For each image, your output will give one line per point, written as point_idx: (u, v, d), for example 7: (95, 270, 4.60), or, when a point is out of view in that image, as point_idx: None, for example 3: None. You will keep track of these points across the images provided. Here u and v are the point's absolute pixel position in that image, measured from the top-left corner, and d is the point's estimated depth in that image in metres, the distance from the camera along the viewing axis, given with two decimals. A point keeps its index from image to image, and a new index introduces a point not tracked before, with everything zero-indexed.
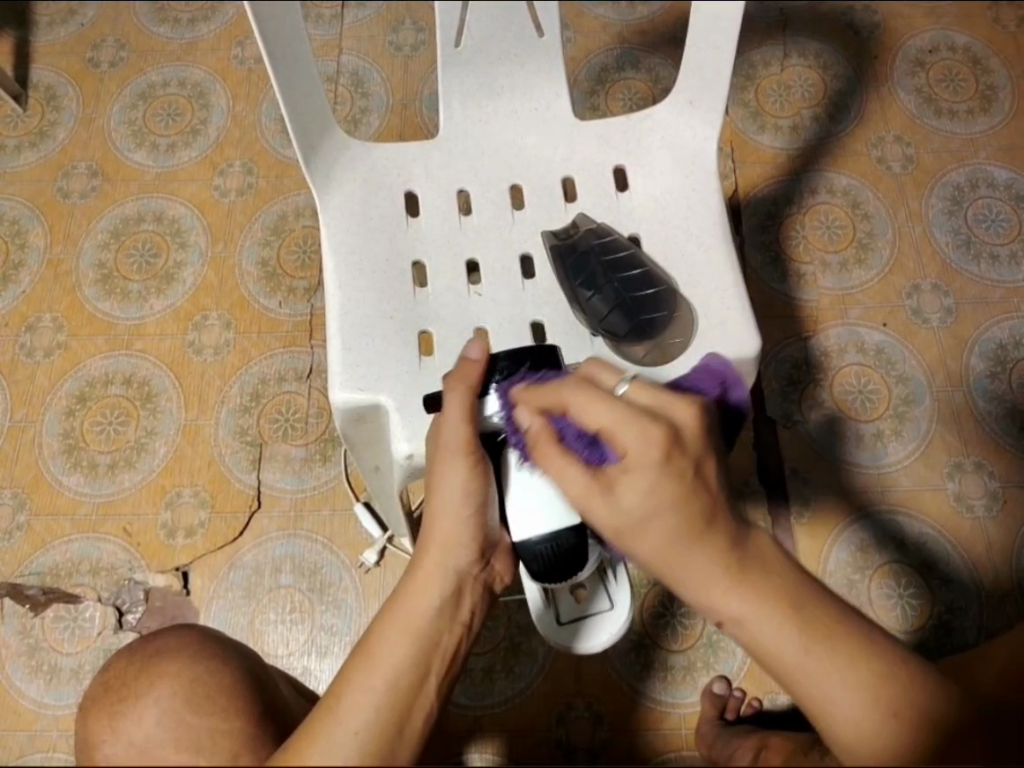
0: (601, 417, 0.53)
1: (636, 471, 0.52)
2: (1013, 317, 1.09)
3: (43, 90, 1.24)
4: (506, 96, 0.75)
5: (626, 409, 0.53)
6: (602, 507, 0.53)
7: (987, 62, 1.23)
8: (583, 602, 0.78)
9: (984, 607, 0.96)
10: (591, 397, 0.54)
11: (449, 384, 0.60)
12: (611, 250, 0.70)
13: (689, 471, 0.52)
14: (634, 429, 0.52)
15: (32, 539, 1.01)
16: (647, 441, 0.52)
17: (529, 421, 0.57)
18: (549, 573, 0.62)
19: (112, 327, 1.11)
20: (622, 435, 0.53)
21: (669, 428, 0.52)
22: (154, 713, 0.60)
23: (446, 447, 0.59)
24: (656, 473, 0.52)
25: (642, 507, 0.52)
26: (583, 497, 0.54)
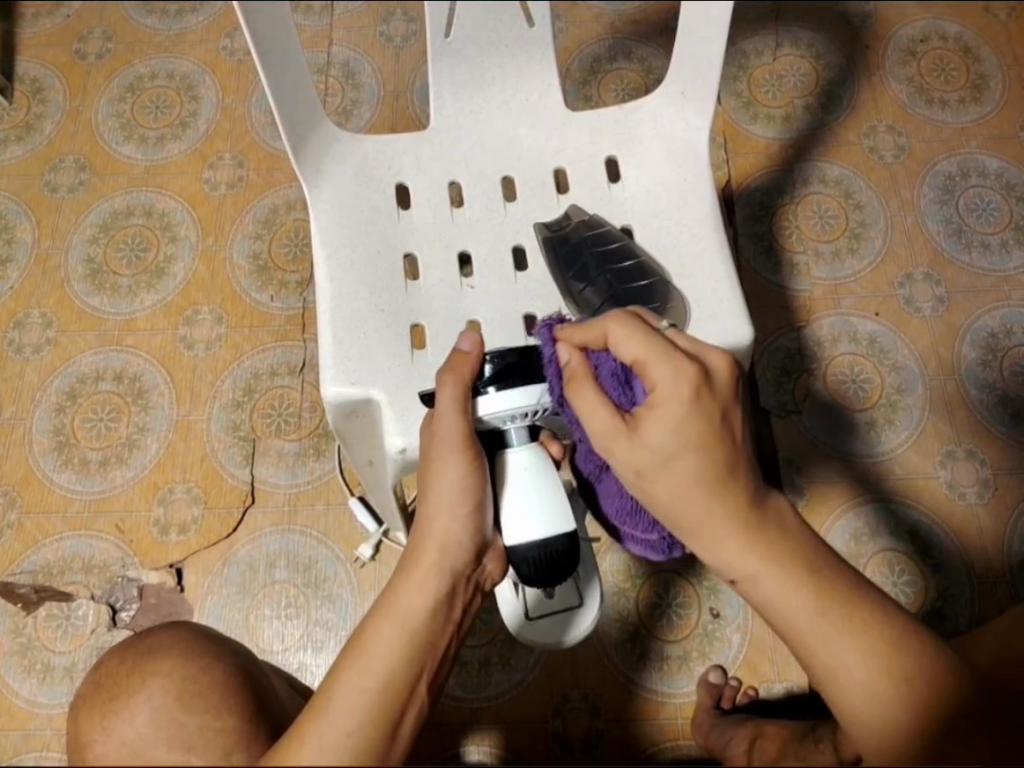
0: (635, 351, 0.54)
1: (663, 408, 0.52)
2: (1004, 305, 1.09)
3: (29, 83, 1.22)
4: (496, 86, 0.75)
5: (661, 343, 0.53)
6: (625, 448, 0.53)
7: (978, 51, 1.23)
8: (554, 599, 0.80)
9: (978, 594, 0.97)
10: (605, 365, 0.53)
11: (441, 378, 0.59)
12: (602, 242, 0.70)
13: (717, 414, 0.53)
14: (665, 362, 0.52)
15: (23, 537, 1.00)
16: (679, 379, 0.52)
17: (568, 355, 0.57)
18: (539, 577, 0.62)
19: (101, 323, 1.10)
20: (654, 371, 0.53)
21: (701, 367, 0.53)
22: (145, 711, 0.60)
23: (444, 444, 0.59)
24: (685, 410, 0.52)
25: (668, 444, 0.52)
26: (608, 435, 0.53)
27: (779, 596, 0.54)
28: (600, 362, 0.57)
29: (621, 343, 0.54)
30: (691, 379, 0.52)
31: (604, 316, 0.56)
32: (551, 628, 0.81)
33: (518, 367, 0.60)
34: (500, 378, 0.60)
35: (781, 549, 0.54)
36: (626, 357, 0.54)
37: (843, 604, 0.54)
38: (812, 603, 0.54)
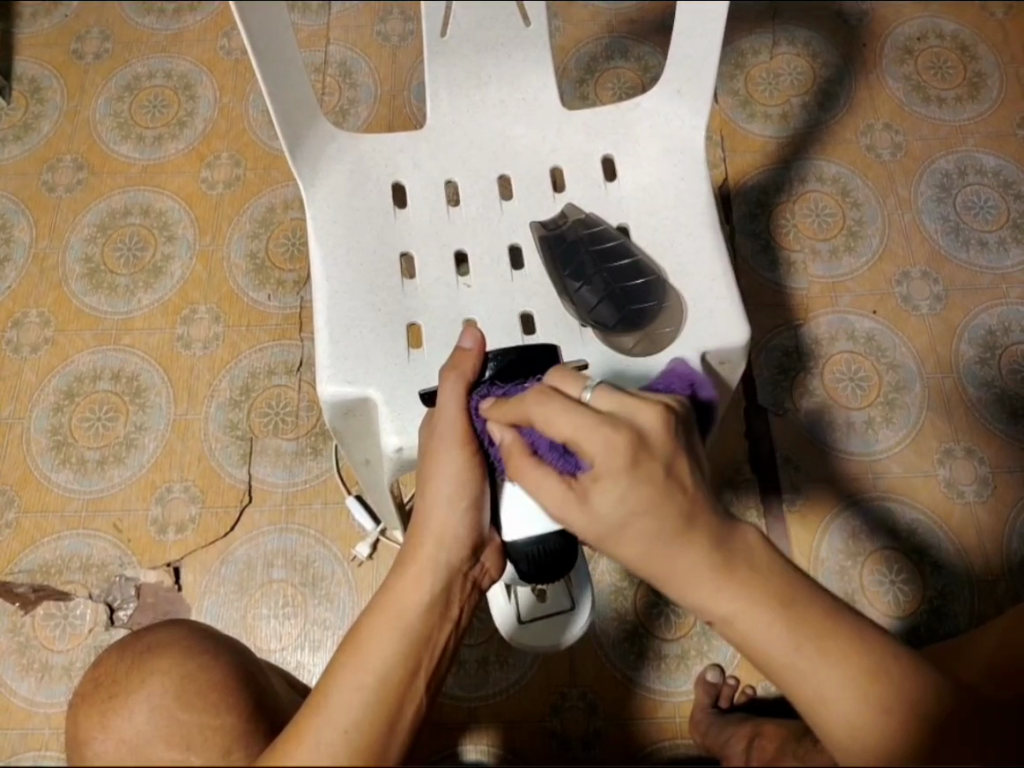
0: (565, 428, 0.51)
1: (606, 481, 0.49)
2: (1002, 303, 1.09)
3: (27, 82, 1.22)
4: (492, 85, 0.75)
5: (589, 417, 0.50)
6: (580, 517, 0.51)
7: (976, 49, 1.23)
8: (547, 603, 0.86)
9: (976, 592, 0.97)
10: (571, 398, 0.52)
11: (445, 374, 0.61)
12: (599, 240, 0.70)
13: (660, 473, 0.49)
14: (597, 435, 0.49)
15: (21, 536, 1.00)
16: (611, 450, 0.49)
17: (501, 435, 0.56)
18: (535, 573, 0.63)
19: (99, 322, 1.10)
20: (585, 444, 0.50)
21: (632, 431, 0.49)
22: (144, 709, 0.60)
23: (443, 439, 0.59)
24: (626, 479, 0.49)
25: (618, 513, 0.50)
26: (562, 505, 0.52)
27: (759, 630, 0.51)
28: (537, 438, 0.55)
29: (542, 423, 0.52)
30: (625, 434, 0.49)
31: (524, 395, 0.53)
32: (546, 631, 0.86)
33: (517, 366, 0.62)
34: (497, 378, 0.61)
35: (754, 580, 0.51)
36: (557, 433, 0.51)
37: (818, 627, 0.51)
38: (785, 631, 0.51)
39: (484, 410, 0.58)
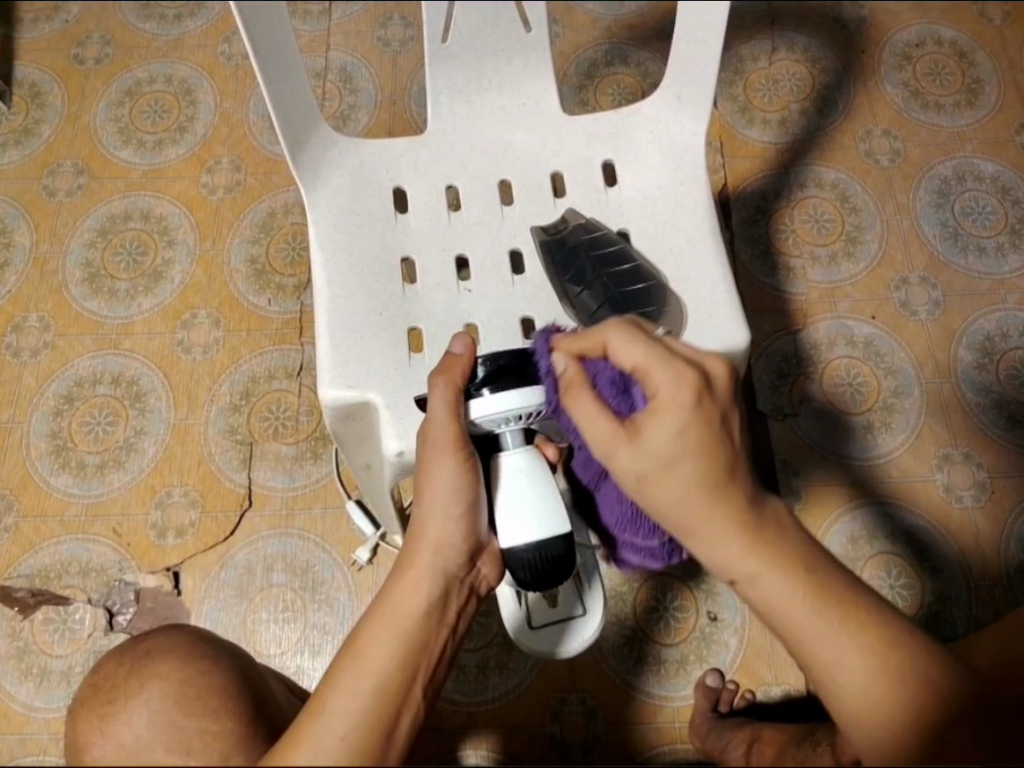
0: (635, 357, 0.54)
1: (666, 412, 0.52)
2: (1000, 308, 1.09)
3: (27, 87, 1.22)
4: (493, 91, 0.75)
5: (660, 351, 0.53)
6: (626, 453, 0.53)
7: (973, 56, 1.24)
8: (558, 608, 0.83)
9: (975, 596, 0.97)
10: (628, 337, 0.54)
11: (433, 378, 0.59)
12: (599, 245, 0.70)
13: (716, 418, 0.52)
14: (667, 369, 0.52)
15: (20, 541, 1.00)
16: (680, 384, 0.52)
17: (564, 364, 0.57)
18: (535, 582, 0.62)
19: (99, 327, 1.10)
20: (655, 376, 0.52)
21: (701, 373, 0.52)
22: (143, 715, 0.60)
23: (435, 446, 0.58)
24: (686, 414, 0.51)
25: (669, 448, 0.52)
26: (608, 441, 0.53)
27: (778, 595, 0.53)
28: (598, 372, 0.57)
29: (620, 350, 0.54)
30: (692, 384, 0.52)
31: (603, 324, 0.56)
32: (554, 637, 0.83)
33: (510, 368, 0.60)
34: (494, 380, 0.60)
35: (778, 547, 0.53)
36: (625, 363, 0.54)
37: (839, 604, 0.53)
38: (809, 602, 0.53)
39: (551, 342, 0.59)
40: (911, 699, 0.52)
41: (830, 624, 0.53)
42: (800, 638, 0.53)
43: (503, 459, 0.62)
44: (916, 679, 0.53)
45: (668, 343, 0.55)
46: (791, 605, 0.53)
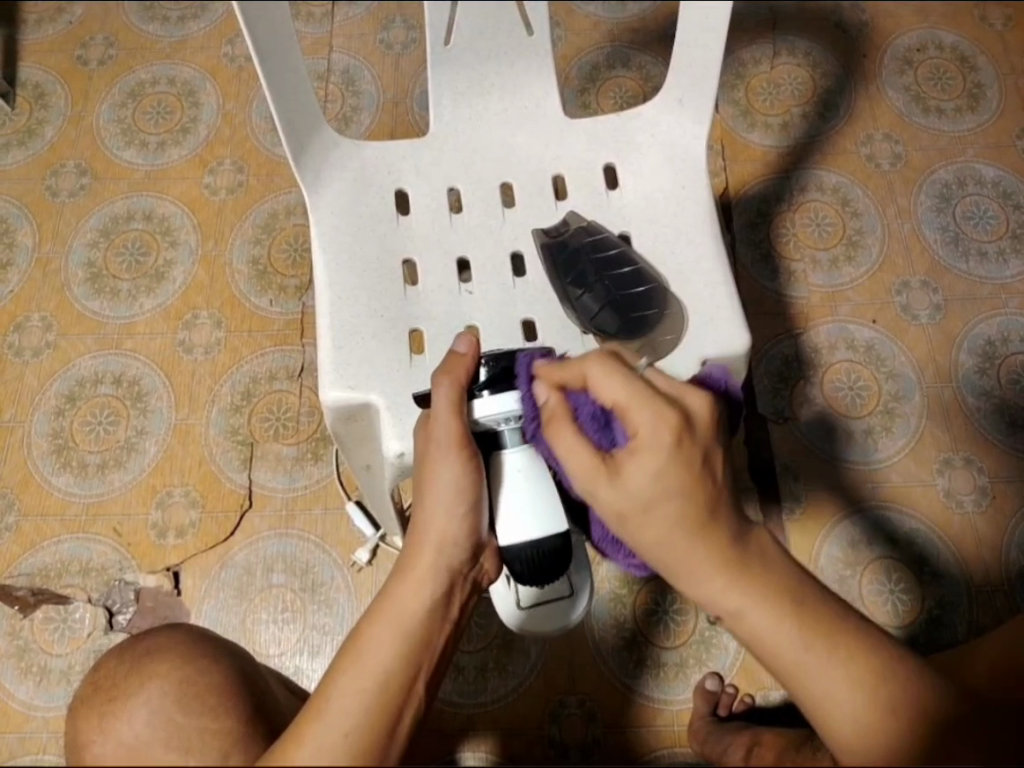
0: (617, 395, 0.54)
1: (645, 453, 0.52)
2: (1001, 313, 1.10)
3: (31, 88, 1.23)
4: (495, 94, 0.75)
5: (642, 387, 0.53)
6: (606, 490, 0.53)
7: (975, 61, 1.24)
8: (549, 593, 0.82)
9: (975, 601, 0.97)
10: (610, 371, 0.54)
11: (437, 378, 0.59)
12: (599, 248, 0.69)
13: (698, 458, 0.52)
14: (647, 408, 0.52)
15: (21, 540, 1.00)
16: (660, 426, 0.52)
17: (546, 396, 0.57)
18: (532, 575, 0.63)
19: (100, 327, 1.10)
20: (636, 416, 0.52)
21: (682, 412, 0.52)
22: (143, 713, 0.60)
23: (440, 444, 0.58)
24: (666, 457, 0.51)
25: (649, 488, 0.52)
26: (590, 477, 0.53)
27: (766, 626, 0.53)
28: (580, 404, 0.57)
29: (600, 384, 0.54)
30: (670, 426, 0.52)
31: (585, 357, 0.56)
32: (552, 614, 0.84)
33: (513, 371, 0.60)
34: (494, 384, 0.60)
35: (769, 579, 0.54)
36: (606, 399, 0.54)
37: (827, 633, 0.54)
38: (797, 633, 0.53)
39: (533, 368, 0.59)
40: (898, 723, 0.53)
41: (819, 652, 0.53)
42: (789, 666, 0.53)
43: (504, 458, 0.62)
44: (901, 704, 0.53)
45: (650, 380, 0.55)
46: (781, 633, 0.53)
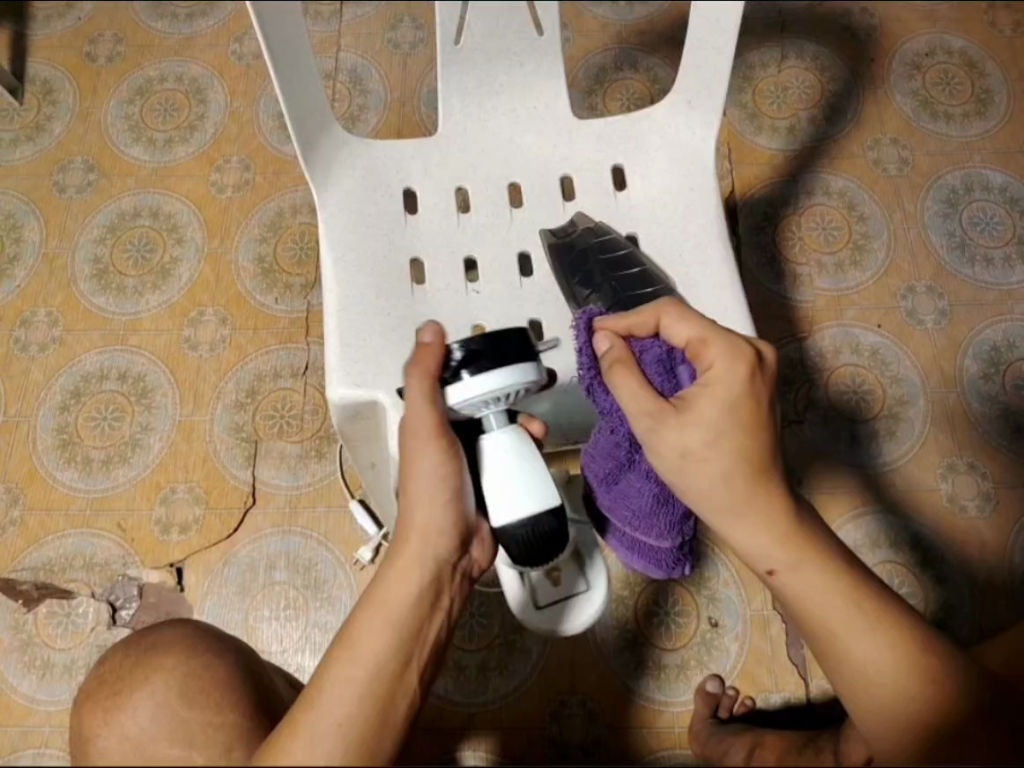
0: (688, 335, 0.58)
1: (716, 388, 0.56)
2: (1007, 319, 1.10)
3: (40, 84, 1.23)
4: (504, 94, 0.75)
5: (714, 328, 0.57)
6: (674, 424, 0.56)
7: (983, 66, 1.24)
8: (561, 586, 0.83)
9: (978, 606, 0.97)
10: (682, 313, 0.58)
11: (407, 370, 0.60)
12: (608, 249, 0.69)
13: (764, 398, 0.56)
14: (721, 346, 0.56)
15: (25, 534, 1.00)
16: (733, 362, 0.56)
17: (612, 342, 0.60)
18: (527, 558, 0.63)
19: (106, 323, 1.10)
20: (708, 354, 0.57)
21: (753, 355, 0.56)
22: (148, 706, 0.60)
23: (416, 435, 0.59)
24: (737, 391, 0.55)
25: (719, 419, 0.55)
26: (657, 412, 0.56)
27: (815, 587, 0.58)
28: (645, 349, 0.61)
29: (673, 327, 0.58)
30: (745, 363, 0.56)
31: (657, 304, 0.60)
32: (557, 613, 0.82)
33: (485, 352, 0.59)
34: (469, 364, 0.59)
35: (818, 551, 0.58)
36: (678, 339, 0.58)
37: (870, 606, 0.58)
38: (843, 598, 0.58)
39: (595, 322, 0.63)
40: (938, 696, 0.56)
41: (862, 620, 0.57)
42: (834, 632, 0.57)
43: (486, 441, 0.63)
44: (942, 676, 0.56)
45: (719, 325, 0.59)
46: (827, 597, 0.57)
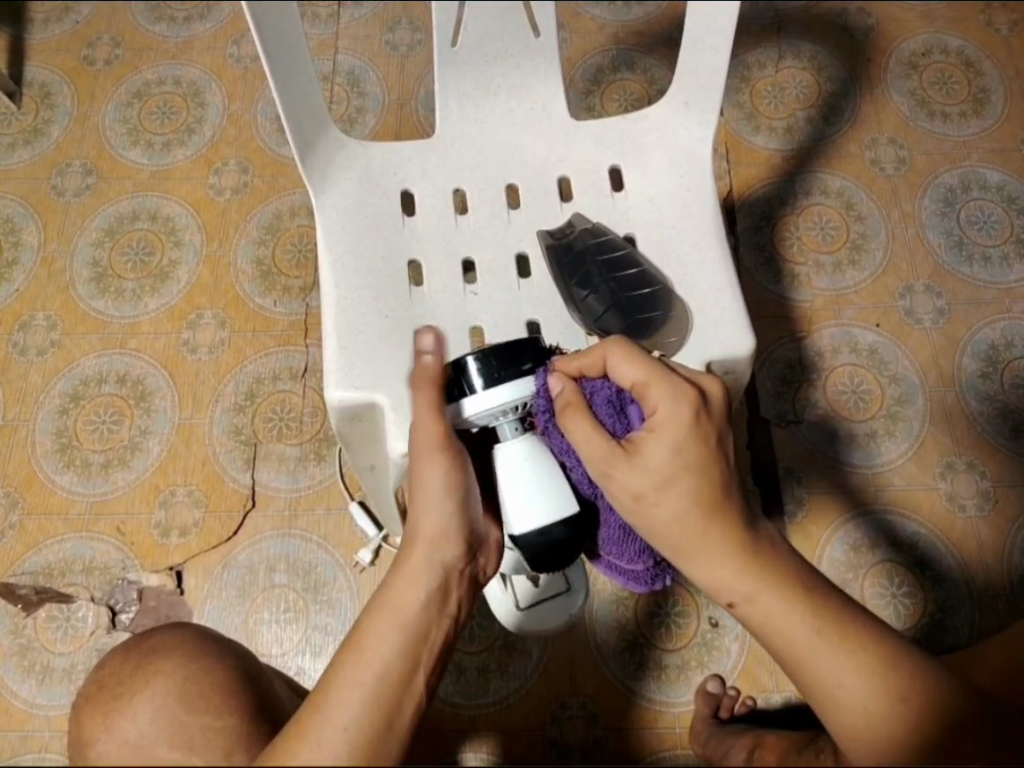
0: (636, 375, 0.57)
1: (664, 429, 0.55)
2: (1005, 318, 1.10)
3: (37, 88, 1.23)
4: (501, 96, 0.76)
5: (662, 365, 0.56)
6: (626, 470, 0.55)
7: (980, 65, 1.24)
8: (543, 588, 0.92)
9: (978, 606, 0.97)
10: (629, 353, 0.57)
11: (414, 383, 0.59)
12: (607, 250, 0.71)
13: (712, 436, 0.56)
14: (667, 385, 0.56)
15: (24, 538, 1.00)
16: (679, 401, 0.55)
17: (562, 384, 0.58)
18: (541, 563, 0.62)
19: (105, 326, 1.10)
20: (656, 395, 0.56)
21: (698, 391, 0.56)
22: (147, 711, 0.60)
23: (420, 445, 0.59)
24: (684, 431, 0.55)
25: (670, 462, 0.55)
26: (609, 458, 0.55)
27: (778, 615, 0.57)
28: (595, 390, 0.58)
29: (621, 368, 0.57)
30: (689, 401, 0.55)
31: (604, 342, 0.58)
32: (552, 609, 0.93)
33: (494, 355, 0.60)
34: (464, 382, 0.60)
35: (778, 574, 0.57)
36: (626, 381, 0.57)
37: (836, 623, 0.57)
38: (809, 622, 0.56)
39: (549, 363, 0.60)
40: (911, 713, 0.55)
41: (827, 642, 0.56)
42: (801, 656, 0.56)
43: (500, 450, 0.62)
44: (912, 693, 0.55)
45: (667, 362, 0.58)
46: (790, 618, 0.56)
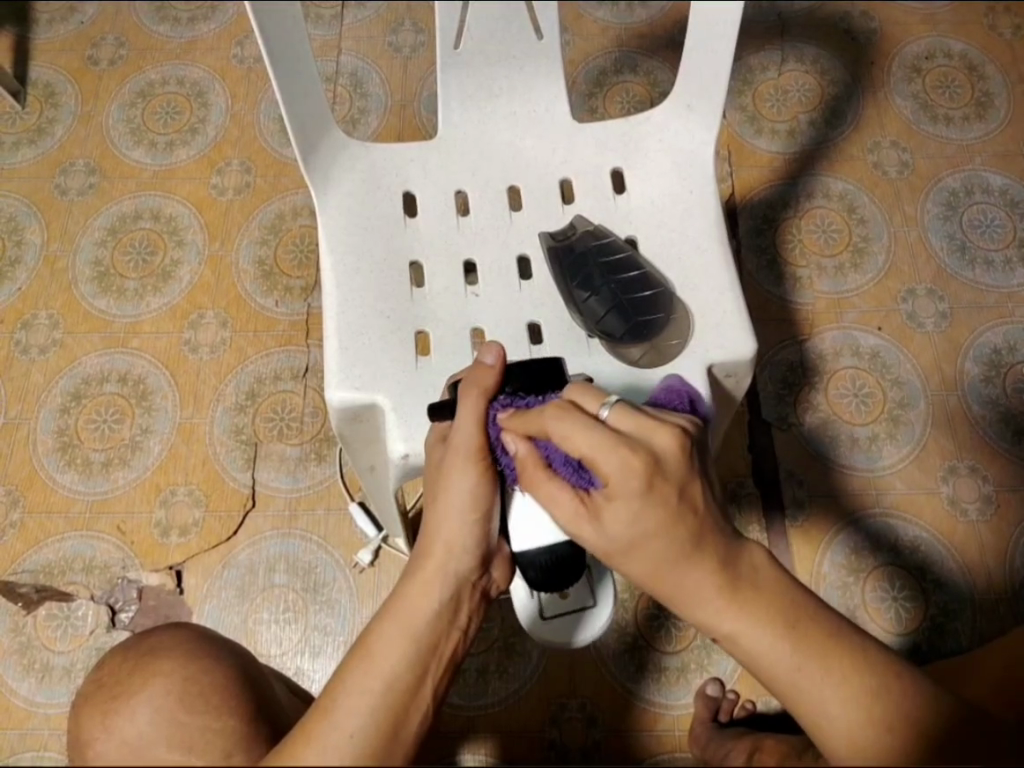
0: (584, 443, 0.53)
1: (619, 500, 0.53)
2: (1007, 322, 1.09)
3: (41, 87, 1.23)
4: (503, 97, 0.76)
5: (607, 437, 0.52)
6: (590, 532, 0.55)
7: (983, 69, 1.24)
8: (569, 600, 0.81)
9: (979, 610, 0.96)
10: (572, 423, 0.53)
11: (463, 390, 0.60)
12: (607, 253, 0.70)
13: (672, 496, 0.53)
14: (613, 456, 0.52)
15: (24, 537, 1.00)
16: (626, 473, 0.52)
17: (516, 446, 0.57)
18: (547, 581, 0.63)
19: (106, 326, 1.10)
20: (604, 464, 0.52)
21: (648, 457, 0.52)
22: (147, 711, 0.59)
23: (456, 453, 0.59)
24: (639, 501, 0.52)
25: (630, 533, 0.53)
26: (573, 521, 0.55)
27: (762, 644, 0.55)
28: (550, 450, 0.56)
29: (565, 437, 0.54)
30: (641, 473, 0.52)
31: (544, 409, 0.55)
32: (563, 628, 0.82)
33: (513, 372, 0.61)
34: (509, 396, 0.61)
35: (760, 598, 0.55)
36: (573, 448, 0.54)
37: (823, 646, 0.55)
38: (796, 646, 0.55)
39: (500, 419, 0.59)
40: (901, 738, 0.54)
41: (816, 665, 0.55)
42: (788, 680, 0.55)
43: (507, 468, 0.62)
44: (898, 718, 0.54)
45: (613, 423, 0.54)
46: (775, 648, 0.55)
